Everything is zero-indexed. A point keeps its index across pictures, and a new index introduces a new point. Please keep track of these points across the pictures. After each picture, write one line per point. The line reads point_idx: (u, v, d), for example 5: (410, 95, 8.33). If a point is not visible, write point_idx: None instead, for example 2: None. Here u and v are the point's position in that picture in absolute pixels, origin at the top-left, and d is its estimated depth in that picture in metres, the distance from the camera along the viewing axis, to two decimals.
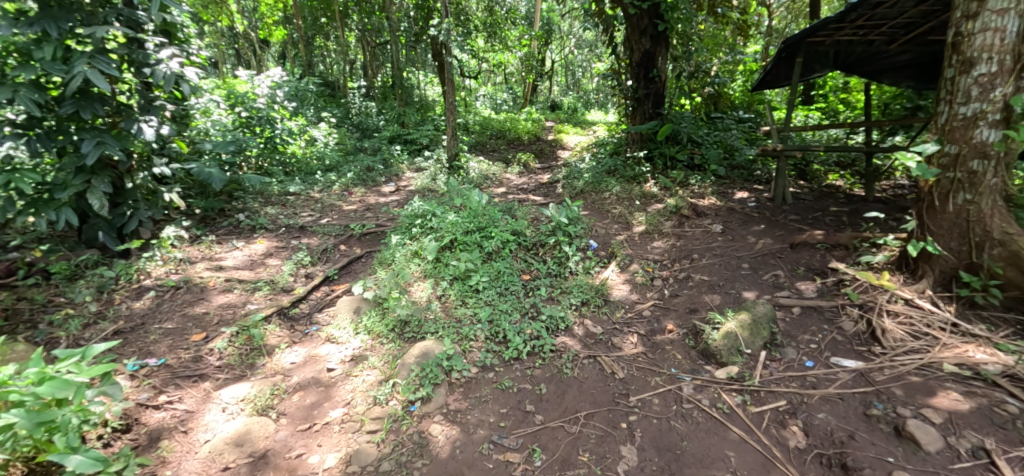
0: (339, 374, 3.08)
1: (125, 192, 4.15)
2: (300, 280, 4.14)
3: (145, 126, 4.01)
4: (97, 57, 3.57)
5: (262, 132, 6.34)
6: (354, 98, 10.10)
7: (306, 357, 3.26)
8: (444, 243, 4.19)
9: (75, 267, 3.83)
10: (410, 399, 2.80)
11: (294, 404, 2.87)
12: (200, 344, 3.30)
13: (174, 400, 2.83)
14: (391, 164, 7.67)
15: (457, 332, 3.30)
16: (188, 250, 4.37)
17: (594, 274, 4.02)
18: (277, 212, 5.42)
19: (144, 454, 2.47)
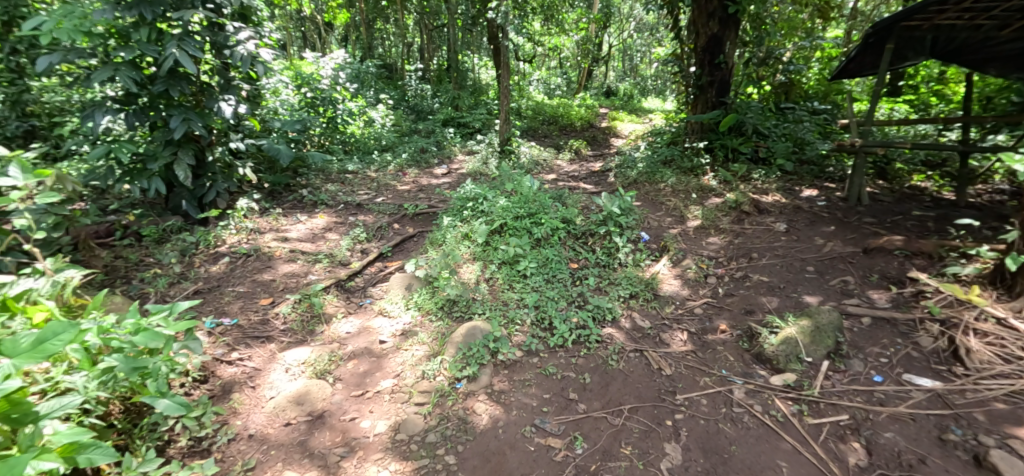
0: (390, 346, 3.20)
1: (205, 164, 4.45)
2: (356, 255, 4.32)
3: (225, 105, 4.26)
4: (185, 39, 3.80)
5: (325, 112, 6.62)
6: (410, 80, 10.30)
7: (360, 328, 3.41)
8: (494, 227, 4.24)
9: (161, 231, 4.16)
10: (457, 376, 2.88)
11: (348, 371, 3.02)
12: (266, 308, 3.53)
13: (244, 358, 3.05)
14: (443, 146, 7.79)
15: (503, 315, 3.36)
16: (257, 221, 4.65)
17: (644, 268, 3.94)
18: (337, 188, 5.67)
19: (216, 403, 2.68)
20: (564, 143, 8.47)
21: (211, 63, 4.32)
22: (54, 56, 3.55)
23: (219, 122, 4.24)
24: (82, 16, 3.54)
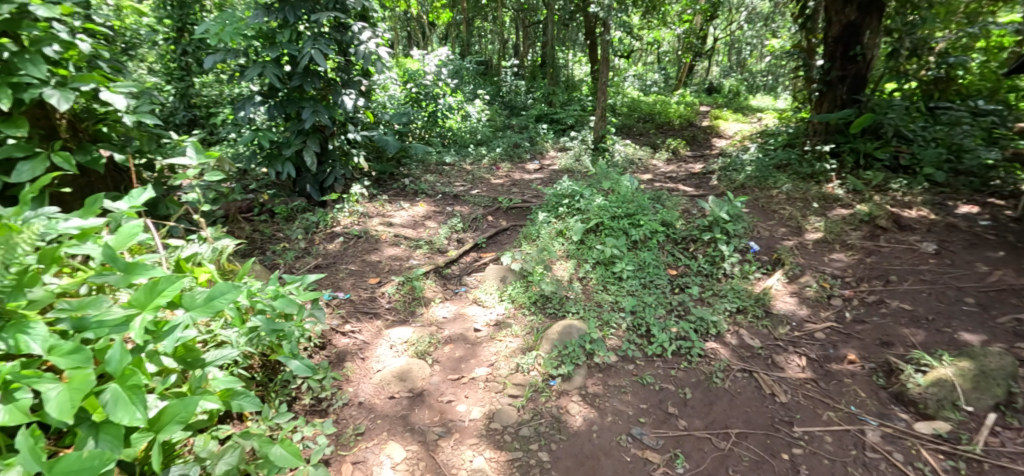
0: (484, 335, 3.30)
1: (326, 152, 4.89)
2: (452, 244, 4.49)
3: (347, 99, 4.64)
4: (319, 40, 4.20)
5: (427, 106, 6.93)
6: (506, 76, 10.42)
7: (456, 314, 3.55)
8: (590, 226, 4.18)
9: (290, 210, 4.68)
10: (551, 373, 2.89)
11: (445, 354, 3.17)
12: (374, 287, 3.81)
13: (355, 330, 3.32)
14: (536, 142, 7.80)
15: (598, 317, 3.30)
16: (366, 206, 5.01)
17: (753, 281, 3.65)
18: (435, 179, 5.92)
19: (333, 369, 2.96)
20: (662, 142, 8.08)
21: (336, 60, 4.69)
22: (217, 55, 4.06)
23: (342, 115, 4.63)
24: (238, 22, 4.04)
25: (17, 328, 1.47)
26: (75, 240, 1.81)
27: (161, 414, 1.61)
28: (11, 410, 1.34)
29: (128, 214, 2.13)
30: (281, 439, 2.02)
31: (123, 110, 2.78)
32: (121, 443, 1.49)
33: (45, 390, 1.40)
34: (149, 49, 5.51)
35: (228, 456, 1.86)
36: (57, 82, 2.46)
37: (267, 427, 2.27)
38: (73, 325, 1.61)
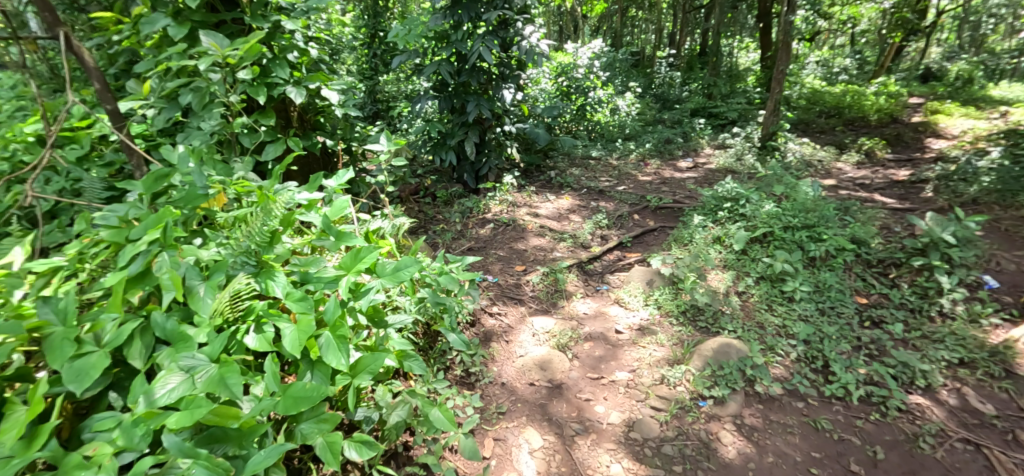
0: (627, 339, 3.03)
1: (485, 143, 4.08)
2: (597, 239, 3.97)
3: (507, 93, 3.93)
4: (487, 37, 3.58)
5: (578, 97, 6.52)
6: (660, 66, 9.64)
7: (596, 312, 3.25)
8: (756, 235, 3.65)
9: (450, 196, 4.03)
10: (702, 393, 2.58)
11: (585, 351, 2.94)
12: (518, 274, 3.34)
13: (500, 313, 3.15)
14: (691, 138, 7.02)
15: (760, 339, 2.89)
16: (516, 195, 4.39)
17: (986, 327, 2.83)
18: (582, 172, 5.38)
19: (480, 348, 2.84)
20: (852, 140, 6.71)
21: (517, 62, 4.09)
22: (405, 54, 3.79)
23: (500, 109, 3.91)
24: (419, 26, 3.83)
25: (264, 277, 1.83)
26: (303, 208, 2.15)
27: (355, 364, 1.83)
28: (258, 340, 1.66)
29: (336, 191, 2.46)
30: (440, 403, 2.13)
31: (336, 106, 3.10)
32: (326, 381, 1.76)
33: (278, 329, 1.69)
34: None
35: (398, 411, 1.98)
36: (292, 82, 2.79)
37: (427, 392, 2.28)
38: (299, 278, 1.96)
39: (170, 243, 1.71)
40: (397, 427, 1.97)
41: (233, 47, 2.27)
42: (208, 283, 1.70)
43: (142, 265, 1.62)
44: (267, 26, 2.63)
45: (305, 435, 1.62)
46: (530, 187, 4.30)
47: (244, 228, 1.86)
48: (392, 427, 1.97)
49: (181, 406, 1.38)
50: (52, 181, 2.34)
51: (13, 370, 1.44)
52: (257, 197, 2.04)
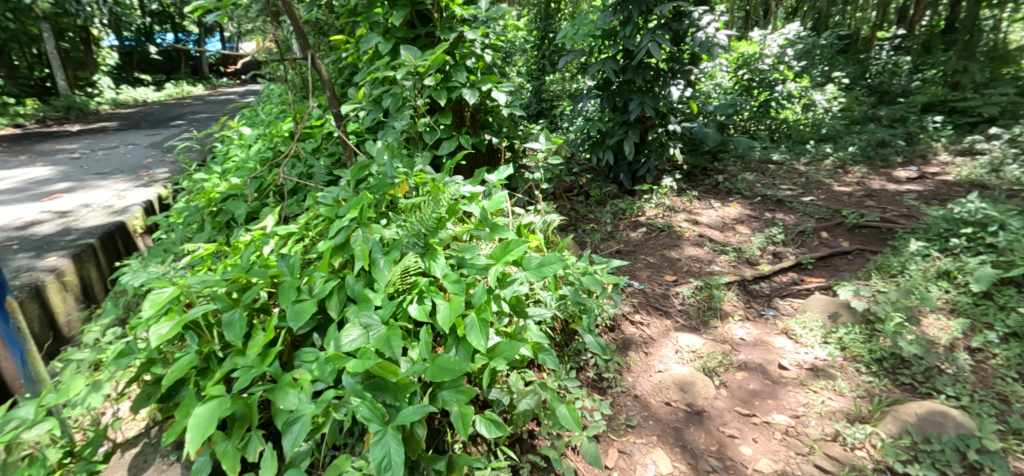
0: (794, 377, 2.33)
1: (645, 142, 3.71)
2: (766, 257, 3.27)
3: (675, 90, 3.56)
4: (658, 32, 3.32)
5: (761, 95, 5.19)
6: (881, 52, 7.61)
7: (758, 340, 2.59)
8: (1010, 272, 2.63)
9: (603, 194, 3.83)
10: (893, 469, 1.83)
11: (736, 381, 2.33)
12: (669, 283, 2.94)
13: (644, 323, 2.64)
14: (917, 142, 5.23)
15: (1003, 413, 2.04)
16: (674, 198, 3.81)
17: None
18: (755, 179, 4.29)
19: (616, 354, 2.43)
20: None
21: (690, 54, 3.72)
22: (570, 54, 3.72)
23: (665, 107, 3.56)
24: (585, 24, 3.77)
25: (427, 257, 1.98)
26: (466, 201, 2.33)
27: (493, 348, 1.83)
28: (419, 309, 1.81)
29: (496, 185, 2.52)
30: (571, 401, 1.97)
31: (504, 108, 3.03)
32: (470, 358, 1.80)
33: (432, 304, 1.85)
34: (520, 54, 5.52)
35: (527, 399, 1.88)
36: (468, 84, 2.86)
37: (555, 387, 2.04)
38: (456, 262, 2.09)
39: (362, 222, 2.07)
40: (525, 415, 1.86)
41: (420, 61, 2.51)
42: (386, 256, 1.96)
43: (344, 237, 2.01)
44: (451, 37, 2.77)
45: (445, 401, 1.68)
46: (692, 191, 3.96)
47: (417, 214, 2.08)
48: (520, 415, 1.87)
49: (357, 354, 1.64)
50: (296, 167, 3.03)
51: (259, 304, 1.91)
52: (427, 190, 2.29)
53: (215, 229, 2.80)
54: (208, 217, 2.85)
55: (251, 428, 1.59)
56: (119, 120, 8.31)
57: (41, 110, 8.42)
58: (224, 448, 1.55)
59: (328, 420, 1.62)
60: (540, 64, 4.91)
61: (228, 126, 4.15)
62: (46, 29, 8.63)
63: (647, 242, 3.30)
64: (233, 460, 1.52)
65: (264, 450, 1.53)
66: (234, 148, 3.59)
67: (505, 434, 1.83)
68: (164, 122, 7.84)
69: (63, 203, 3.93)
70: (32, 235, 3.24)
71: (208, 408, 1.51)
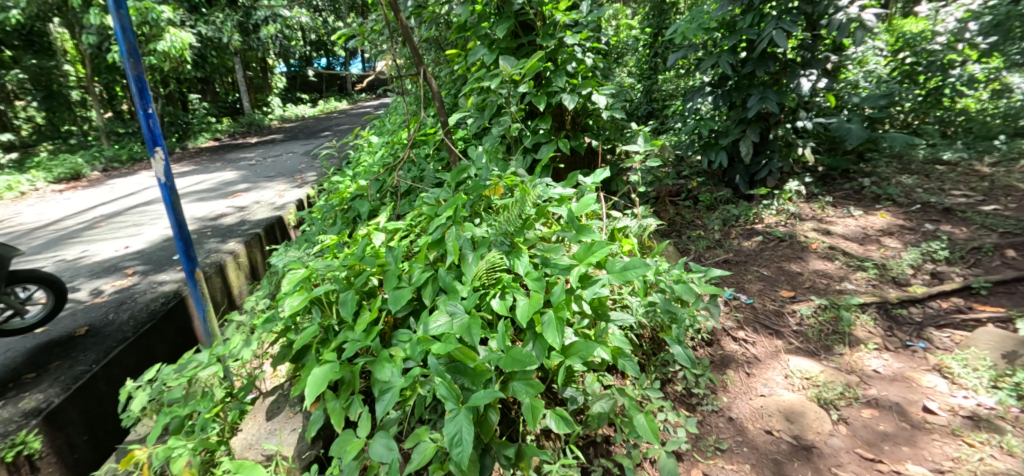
0: (944, 424, 1.72)
1: (767, 142, 3.36)
2: (921, 278, 2.54)
3: (805, 82, 3.12)
4: (786, 17, 2.93)
5: (928, 83, 3.83)
6: None
7: (898, 374, 1.98)
8: None
9: (714, 199, 3.54)
10: None
11: (861, 418, 1.79)
12: (784, 300, 2.47)
13: (749, 341, 2.20)
14: None
15: None
16: (800, 206, 3.35)
17: None
18: (916, 182, 3.47)
19: (710, 370, 2.03)
20: None
21: (828, 41, 3.23)
22: (681, 51, 3.40)
23: (794, 102, 3.16)
24: (701, 16, 3.34)
25: (514, 253, 1.61)
26: (555, 203, 1.86)
27: (570, 344, 1.45)
28: (500, 303, 1.48)
29: (591, 188, 2.09)
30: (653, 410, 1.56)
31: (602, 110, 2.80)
32: (545, 355, 1.43)
33: (516, 301, 1.48)
34: (632, 54, 5.38)
35: (603, 401, 1.52)
36: (569, 89, 2.71)
37: (636, 395, 1.71)
38: (539, 261, 1.66)
39: (456, 218, 1.71)
40: (599, 419, 1.51)
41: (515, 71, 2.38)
42: (474, 251, 1.63)
43: (440, 232, 1.73)
44: (550, 43, 2.63)
45: (513, 395, 1.33)
46: (827, 196, 3.44)
47: (504, 212, 1.72)
48: (594, 418, 1.52)
49: (441, 338, 1.42)
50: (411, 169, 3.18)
51: (369, 287, 1.69)
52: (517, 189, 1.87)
53: (344, 224, 3.03)
54: (340, 214, 3.11)
55: (355, 391, 1.43)
56: (284, 134, 9.81)
57: (233, 127, 10.34)
58: (332, 406, 1.41)
59: (416, 394, 1.38)
60: (652, 62, 4.76)
61: (359, 136, 4.62)
62: (237, 63, 10.55)
63: (763, 252, 2.93)
64: (339, 417, 1.38)
65: (365, 413, 1.36)
66: (363, 154, 3.98)
67: (578, 432, 1.49)
68: (315, 134, 9.05)
69: (242, 200, 4.76)
70: (220, 225, 3.97)
71: (323, 369, 1.39)
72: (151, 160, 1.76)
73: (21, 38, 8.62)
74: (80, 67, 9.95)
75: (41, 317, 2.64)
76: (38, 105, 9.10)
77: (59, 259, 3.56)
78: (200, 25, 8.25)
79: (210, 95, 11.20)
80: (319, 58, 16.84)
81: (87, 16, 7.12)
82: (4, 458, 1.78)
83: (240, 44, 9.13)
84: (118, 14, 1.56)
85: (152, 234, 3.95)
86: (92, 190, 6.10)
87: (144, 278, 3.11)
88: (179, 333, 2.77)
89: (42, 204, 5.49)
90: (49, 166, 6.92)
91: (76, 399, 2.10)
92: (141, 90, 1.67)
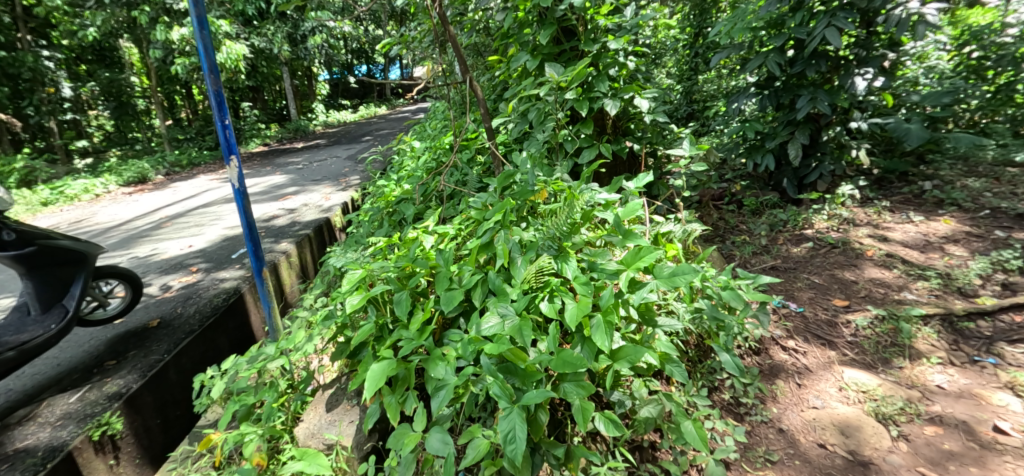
0: (1018, 446, 1.60)
1: (818, 144, 3.23)
2: (991, 289, 2.37)
3: (861, 80, 2.98)
4: (839, 13, 2.80)
5: (998, 77, 3.58)
6: None
7: (965, 391, 1.86)
8: None
9: (760, 203, 3.43)
10: None
11: (923, 436, 1.69)
12: (837, 310, 2.36)
13: (800, 350, 2.12)
14: None
15: None
16: (854, 210, 3.19)
17: None
18: (984, 185, 3.25)
19: (759, 380, 1.97)
20: None
21: (884, 37, 3.08)
22: (725, 51, 3.27)
23: (848, 102, 3.00)
24: (746, 15, 3.20)
25: (562, 258, 1.59)
26: (601, 209, 1.85)
27: (619, 348, 1.41)
28: (548, 306, 1.46)
29: (634, 193, 2.04)
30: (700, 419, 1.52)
31: (646, 114, 2.76)
32: (594, 358, 1.39)
33: (565, 304, 1.45)
34: (671, 55, 5.27)
35: (650, 406, 1.49)
36: (610, 93, 2.68)
37: (682, 401, 1.67)
38: (585, 266, 1.64)
39: (505, 223, 1.72)
40: (647, 424, 1.48)
41: (561, 77, 2.37)
42: (523, 255, 1.62)
43: (489, 237, 1.72)
44: (594, 48, 2.62)
45: (564, 395, 1.30)
46: (883, 200, 3.28)
47: (554, 217, 1.73)
48: (641, 423, 1.49)
49: (492, 338, 1.40)
50: (455, 174, 3.20)
51: (421, 287, 1.68)
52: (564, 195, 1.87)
53: (390, 226, 3.11)
54: (385, 217, 3.20)
55: (410, 387, 1.41)
56: (328, 139, 10.17)
57: (281, 132, 10.81)
58: (387, 401, 1.40)
59: (470, 392, 1.37)
60: (692, 62, 4.64)
61: (402, 141, 4.74)
62: (285, 71, 11.00)
63: (813, 259, 2.82)
64: (395, 412, 1.37)
65: (420, 408, 1.35)
66: (406, 159, 4.08)
67: (624, 438, 1.46)
68: (357, 139, 9.33)
69: (292, 202, 4.98)
70: (273, 226, 4.18)
71: (379, 365, 1.38)
72: (226, 167, 1.90)
73: (94, 53, 9.29)
74: (145, 78, 10.62)
75: (120, 309, 2.84)
76: (109, 113, 9.79)
77: (132, 256, 3.82)
78: (253, 37, 8.63)
79: (260, 103, 11.74)
80: (360, 65, 17.36)
81: (153, 31, 7.60)
82: (91, 436, 1.92)
83: (289, 54, 9.50)
84: (202, 34, 1.73)
85: (213, 233, 4.19)
86: (158, 192, 6.51)
87: (207, 275, 3.30)
88: (240, 328, 2.91)
89: (115, 205, 5.92)
90: (120, 171, 7.44)
91: (151, 385, 2.24)
92: (220, 103, 1.81)
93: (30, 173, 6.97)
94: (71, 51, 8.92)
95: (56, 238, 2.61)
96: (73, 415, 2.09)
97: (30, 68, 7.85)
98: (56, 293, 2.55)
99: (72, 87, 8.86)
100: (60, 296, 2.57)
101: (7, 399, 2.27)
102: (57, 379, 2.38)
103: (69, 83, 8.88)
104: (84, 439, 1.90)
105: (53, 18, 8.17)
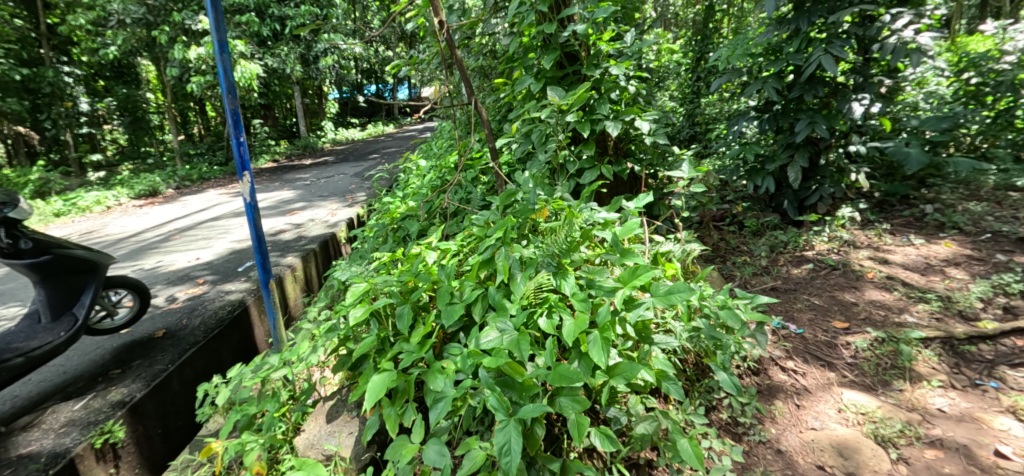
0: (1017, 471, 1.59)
1: (817, 167, 3.28)
2: (993, 312, 2.37)
3: (858, 105, 3.02)
4: (835, 41, 2.87)
5: (997, 103, 3.61)
6: None
7: (966, 414, 1.86)
8: None
9: (761, 224, 3.46)
10: None
11: (922, 458, 1.68)
12: (837, 332, 2.36)
13: (799, 371, 2.13)
14: None
15: None
16: (855, 232, 3.21)
17: None
18: (986, 209, 3.27)
19: (757, 400, 1.97)
20: None
21: (882, 64, 3.13)
22: (725, 76, 3.33)
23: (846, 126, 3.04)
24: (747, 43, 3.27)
25: (560, 274, 1.62)
26: (600, 228, 1.88)
27: (615, 363, 1.44)
28: (546, 322, 1.48)
29: (633, 213, 2.07)
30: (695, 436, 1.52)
31: (646, 136, 2.81)
32: (591, 373, 1.41)
33: (563, 320, 1.47)
34: (673, 78, 5.34)
35: (646, 422, 1.50)
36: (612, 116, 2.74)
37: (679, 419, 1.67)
38: (584, 282, 1.66)
39: (506, 240, 1.75)
40: (643, 441, 1.48)
41: (563, 102, 2.43)
42: (523, 271, 1.66)
43: (490, 253, 1.75)
44: (596, 72, 2.68)
45: (560, 408, 1.31)
46: (884, 223, 3.30)
47: (553, 235, 1.77)
48: (638, 439, 1.50)
49: (490, 352, 1.42)
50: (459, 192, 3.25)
51: (423, 302, 1.72)
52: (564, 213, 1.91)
53: (395, 242, 3.15)
54: (391, 233, 3.25)
55: (410, 399, 1.44)
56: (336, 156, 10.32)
57: (289, 149, 10.97)
58: (387, 412, 1.43)
59: (467, 405, 1.39)
60: (694, 86, 4.71)
61: (409, 159, 4.82)
62: (296, 89, 11.21)
63: (814, 280, 2.83)
64: (393, 424, 1.40)
65: (419, 420, 1.37)
66: (412, 177, 4.13)
67: (620, 453, 1.47)
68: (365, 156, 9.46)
69: (298, 217, 5.04)
70: (279, 240, 4.24)
71: (379, 377, 1.41)
72: (239, 182, 1.96)
73: (112, 70, 9.53)
74: (159, 94, 10.85)
75: (127, 319, 2.88)
76: (123, 128, 9.98)
77: (139, 267, 3.87)
78: (267, 57, 8.86)
79: (270, 120, 11.94)
80: (369, 85, 17.66)
81: (172, 50, 7.82)
82: (93, 443, 1.94)
83: (301, 74, 9.72)
84: (222, 56, 1.81)
85: (220, 246, 4.25)
86: (168, 206, 6.61)
87: (213, 288, 3.34)
88: (244, 339, 2.93)
89: (126, 217, 6.01)
90: (132, 184, 7.56)
91: (154, 394, 2.26)
92: (235, 121, 1.88)
93: (45, 185, 7.10)
94: (90, 67, 9.15)
95: (70, 248, 2.67)
96: (77, 422, 2.11)
97: (49, 82, 8.04)
98: (67, 301, 2.61)
99: (90, 102, 9.05)
100: (71, 304, 2.62)
101: (12, 405, 2.30)
102: (61, 387, 2.40)
103: (87, 98, 9.07)
104: (86, 447, 1.93)
105: (75, 36, 8.44)
